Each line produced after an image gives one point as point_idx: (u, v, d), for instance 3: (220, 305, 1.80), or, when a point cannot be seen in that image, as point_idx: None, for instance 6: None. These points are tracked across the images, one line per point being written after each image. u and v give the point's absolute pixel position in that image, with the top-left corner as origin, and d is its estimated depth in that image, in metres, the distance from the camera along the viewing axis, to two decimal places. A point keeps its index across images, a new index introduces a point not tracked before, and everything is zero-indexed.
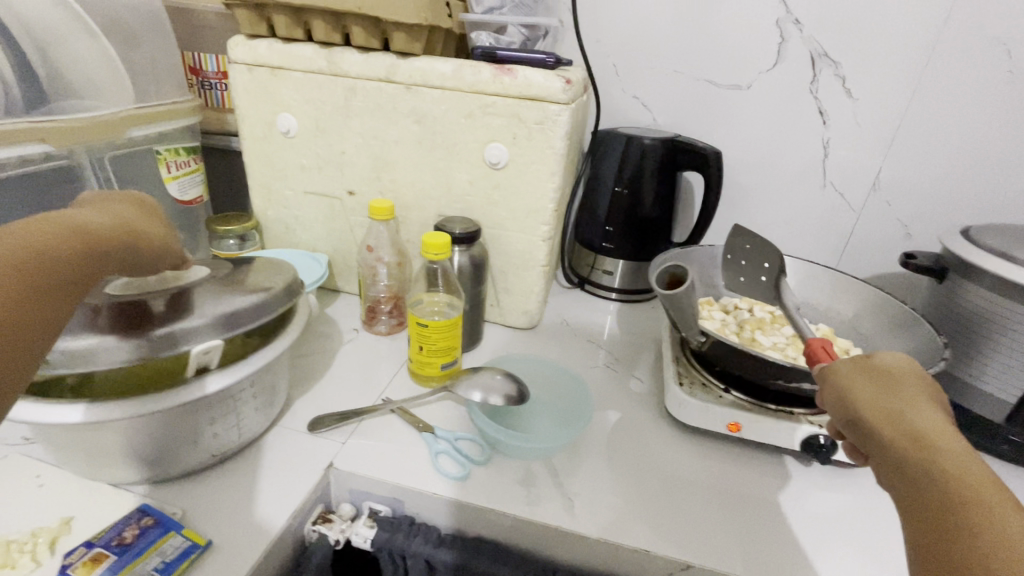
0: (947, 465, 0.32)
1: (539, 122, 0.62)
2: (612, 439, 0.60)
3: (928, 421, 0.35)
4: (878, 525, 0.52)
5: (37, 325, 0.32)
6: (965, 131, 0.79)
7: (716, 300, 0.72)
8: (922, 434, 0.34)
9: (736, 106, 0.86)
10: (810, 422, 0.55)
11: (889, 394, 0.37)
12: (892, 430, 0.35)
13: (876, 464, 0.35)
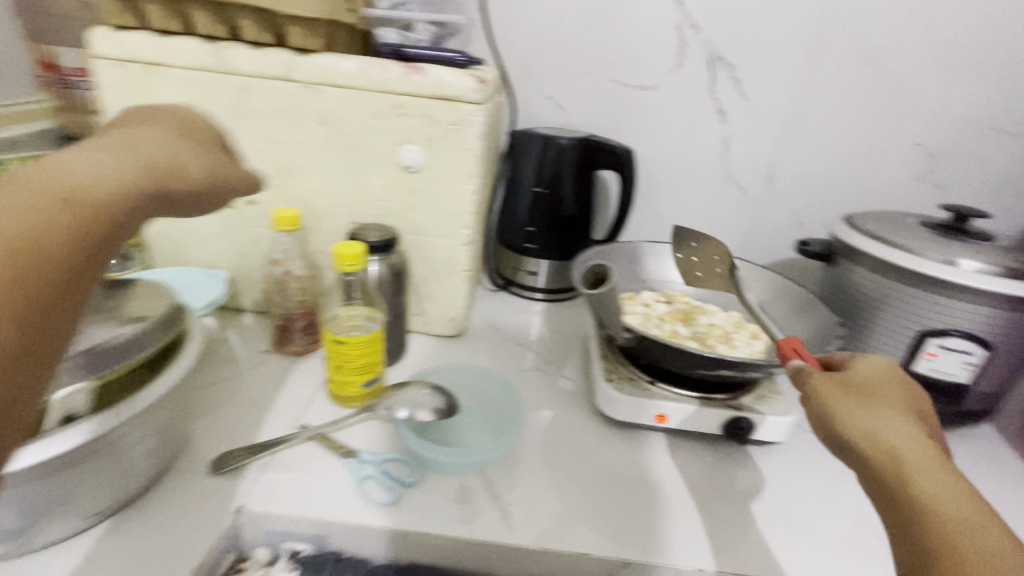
0: (912, 469, 0.36)
1: (454, 122, 0.60)
2: (547, 441, 0.59)
3: (890, 427, 0.39)
4: (795, 498, 0.56)
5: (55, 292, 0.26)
6: (841, 129, 0.87)
7: (638, 295, 0.74)
8: (887, 440, 0.38)
9: (644, 106, 0.89)
10: (730, 407, 0.58)
11: (867, 412, 0.40)
12: (858, 437, 0.39)
13: (862, 476, 0.39)
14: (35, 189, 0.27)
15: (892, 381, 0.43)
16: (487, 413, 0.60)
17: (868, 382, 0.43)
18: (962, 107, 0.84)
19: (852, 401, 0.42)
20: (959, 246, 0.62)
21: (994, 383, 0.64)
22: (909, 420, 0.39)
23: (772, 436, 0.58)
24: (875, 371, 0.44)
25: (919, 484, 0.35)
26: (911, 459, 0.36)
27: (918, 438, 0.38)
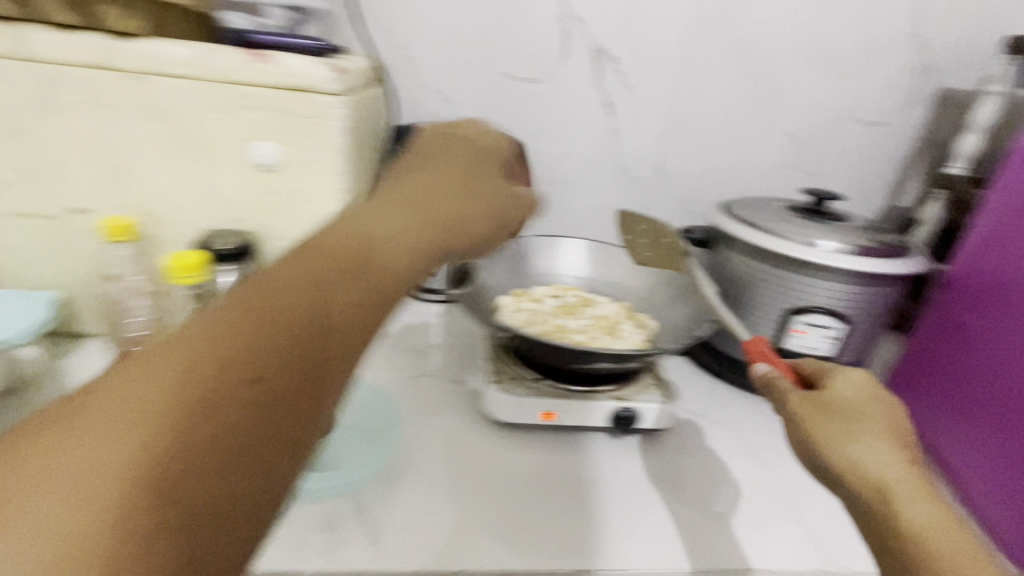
0: (894, 498, 0.40)
1: (310, 115, 0.55)
2: (433, 448, 0.57)
3: (869, 455, 0.43)
4: (678, 483, 0.57)
5: (283, 376, 0.29)
6: (719, 119, 0.91)
7: (530, 290, 0.73)
8: (870, 471, 0.42)
9: (533, 99, 0.88)
10: (615, 399, 0.58)
11: (846, 435, 0.44)
12: (842, 465, 0.43)
13: (846, 496, 0.44)
14: (315, 254, 0.34)
15: (870, 397, 0.46)
16: (366, 427, 0.57)
17: (848, 404, 0.46)
18: (823, 97, 0.90)
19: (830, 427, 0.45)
20: (818, 228, 0.66)
21: (853, 355, 0.69)
22: (892, 444, 0.43)
23: (656, 424, 0.59)
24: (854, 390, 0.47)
25: (905, 514, 0.40)
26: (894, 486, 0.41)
27: (899, 463, 0.42)
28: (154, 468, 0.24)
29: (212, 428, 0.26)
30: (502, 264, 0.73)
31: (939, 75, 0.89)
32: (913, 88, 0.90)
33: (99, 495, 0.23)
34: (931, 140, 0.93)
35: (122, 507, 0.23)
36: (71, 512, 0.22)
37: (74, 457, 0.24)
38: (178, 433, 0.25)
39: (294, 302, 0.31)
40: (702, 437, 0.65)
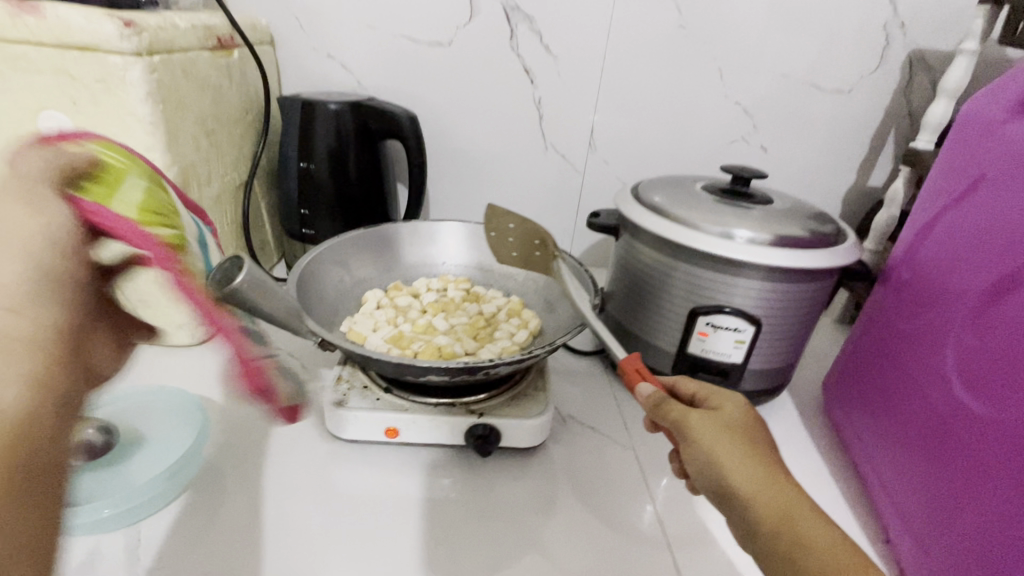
0: (739, 491, 0.34)
1: (97, 79, 0.46)
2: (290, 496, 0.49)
3: (752, 484, 0.34)
4: (592, 544, 0.48)
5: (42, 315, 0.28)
6: (652, 89, 0.82)
7: (410, 284, 0.62)
8: (740, 485, 0.34)
9: (441, 65, 0.79)
10: (469, 412, 0.50)
11: (744, 462, 0.34)
12: (703, 457, 0.35)
13: (739, 520, 0.34)
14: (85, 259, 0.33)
15: (746, 415, 0.38)
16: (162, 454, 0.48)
17: (724, 418, 0.37)
18: (772, 64, 0.81)
19: (692, 440, 0.36)
20: (734, 213, 0.57)
21: (773, 363, 0.60)
22: (765, 441, 0.37)
23: (522, 442, 0.50)
24: (739, 416, 0.37)
25: (747, 510, 0.33)
26: (758, 506, 0.33)
27: (766, 467, 0.35)
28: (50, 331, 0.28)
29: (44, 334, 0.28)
30: (359, 260, 0.60)
31: (910, 34, 0.78)
32: (881, 50, 0.80)
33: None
34: (900, 108, 0.83)
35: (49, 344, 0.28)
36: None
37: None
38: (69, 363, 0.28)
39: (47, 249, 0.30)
40: (596, 465, 0.57)
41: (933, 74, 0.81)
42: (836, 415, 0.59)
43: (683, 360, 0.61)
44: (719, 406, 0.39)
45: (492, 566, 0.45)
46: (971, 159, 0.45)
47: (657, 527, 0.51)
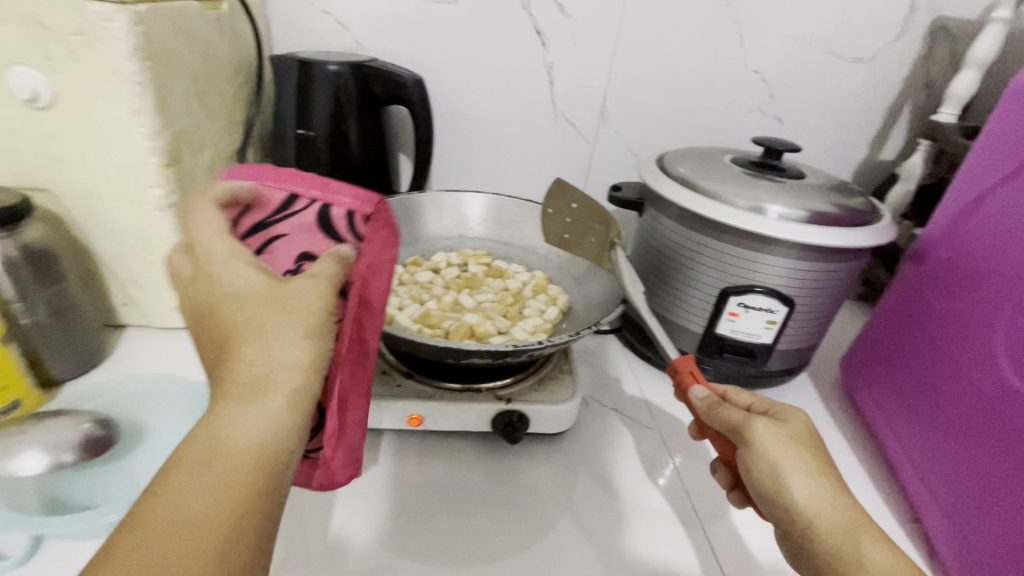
0: (797, 507, 0.33)
1: (76, 31, 0.40)
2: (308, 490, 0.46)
3: (814, 501, 0.33)
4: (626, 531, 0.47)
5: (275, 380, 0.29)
6: (669, 54, 0.78)
7: (427, 260, 0.59)
8: (800, 502, 0.33)
9: (446, 24, 0.73)
10: (497, 398, 0.47)
11: (807, 475, 0.34)
12: (761, 471, 0.34)
13: (789, 532, 0.34)
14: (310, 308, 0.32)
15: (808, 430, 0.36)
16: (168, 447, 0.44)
17: (790, 433, 0.36)
18: (793, 30, 0.77)
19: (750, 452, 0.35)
20: (766, 188, 0.55)
21: (799, 342, 0.59)
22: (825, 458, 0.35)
23: (551, 427, 0.48)
24: (803, 431, 0.36)
25: (810, 526, 0.33)
26: (819, 523, 0.32)
27: (826, 485, 0.34)
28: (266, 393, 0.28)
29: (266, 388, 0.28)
30: None
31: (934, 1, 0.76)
32: (905, 17, 0.77)
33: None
34: (918, 80, 0.81)
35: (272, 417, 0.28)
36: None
37: (153, 496, 0.25)
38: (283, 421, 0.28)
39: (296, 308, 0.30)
40: (622, 448, 0.55)
41: (953, 45, 0.79)
42: (858, 392, 0.60)
43: (710, 341, 0.59)
44: (781, 417, 0.37)
45: (521, 554, 0.44)
46: (1013, 144, 0.44)
47: (689, 512, 0.50)
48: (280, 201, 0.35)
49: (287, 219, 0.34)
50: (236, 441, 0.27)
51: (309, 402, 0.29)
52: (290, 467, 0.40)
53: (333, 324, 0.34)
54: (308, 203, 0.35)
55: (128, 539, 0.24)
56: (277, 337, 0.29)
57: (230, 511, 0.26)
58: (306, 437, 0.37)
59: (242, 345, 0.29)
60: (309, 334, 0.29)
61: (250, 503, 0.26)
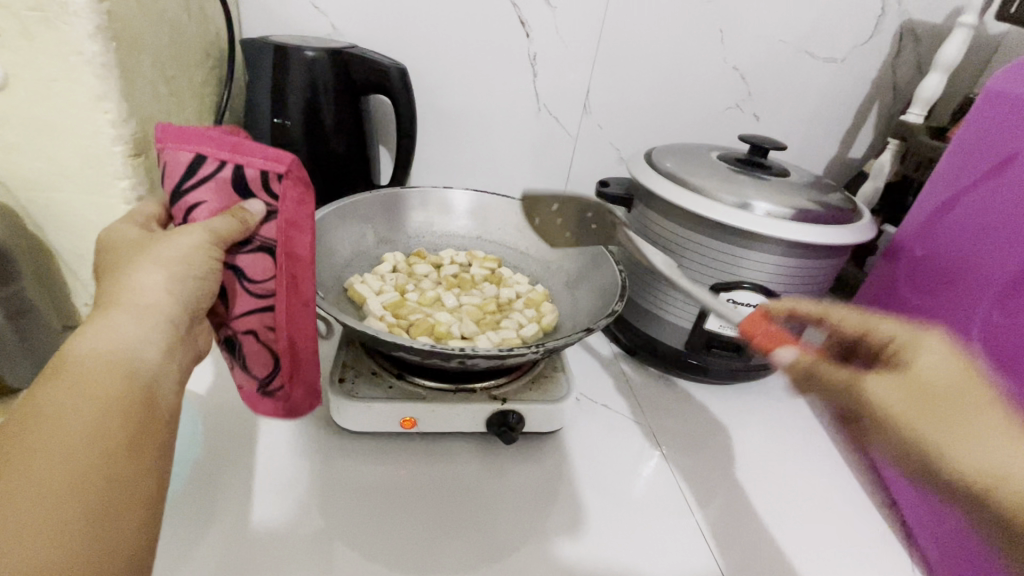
0: (955, 457, 0.32)
1: (30, 7, 0.37)
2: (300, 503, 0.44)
3: (979, 451, 0.31)
4: (626, 528, 0.47)
5: (141, 297, 0.31)
6: (652, 49, 0.78)
7: (433, 254, 0.59)
8: (963, 455, 0.32)
9: (427, 11, 0.71)
10: (492, 398, 0.46)
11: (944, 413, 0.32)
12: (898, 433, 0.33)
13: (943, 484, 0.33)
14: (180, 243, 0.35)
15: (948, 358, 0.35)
16: None
17: (923, 375, 0.34)
18: (772, 29, 0.79)
19: (885, 412, 0.34)
20: (753, 185, 0.56)
21: None
22: (980, 388, 0.33)
23: (545, 426, 0.48)
24: (944, 365, 0.34)
25: (991, 478, 0.31)
26: (963, 465, 0.32)
27: (989, 423, 0.32)
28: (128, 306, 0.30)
29: (124, 307, 0.30)
30: (354, 228, 0.55)
31: (904, 4, 0.78)
32: (876, 19, 0.79)
33: (74, 475, 0.24)
34: (886, 81, 0.84)
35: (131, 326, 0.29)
36: (87, 457, 0.24)
37: (26, 396, 0.25)
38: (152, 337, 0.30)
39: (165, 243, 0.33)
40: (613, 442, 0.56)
41: (919, 47, 0.82)
42: None
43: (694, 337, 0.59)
44: (909, 359, 0.36)
45: (518, 555, 0.43)
46: (984, 144, 0.46)
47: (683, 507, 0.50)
48: (189, 166, 0.34)
49: (201, 183, 0.34)
50: (94, 347, 0.28)
51: (171, 317, 0.31)
52: (250, 403, 0.42)
53: (264, 274, 0.36)
54: (218, 165, 0.34)
55: (7, 435, 0.24)
56: (136, 270, 0.31)
57: (101, 399, 0.26)
58: (261, 373, 0.39)
59: (102, 289, 0.31)
60: (168, 264, 0.32)
61: (121, 394, 0.27)
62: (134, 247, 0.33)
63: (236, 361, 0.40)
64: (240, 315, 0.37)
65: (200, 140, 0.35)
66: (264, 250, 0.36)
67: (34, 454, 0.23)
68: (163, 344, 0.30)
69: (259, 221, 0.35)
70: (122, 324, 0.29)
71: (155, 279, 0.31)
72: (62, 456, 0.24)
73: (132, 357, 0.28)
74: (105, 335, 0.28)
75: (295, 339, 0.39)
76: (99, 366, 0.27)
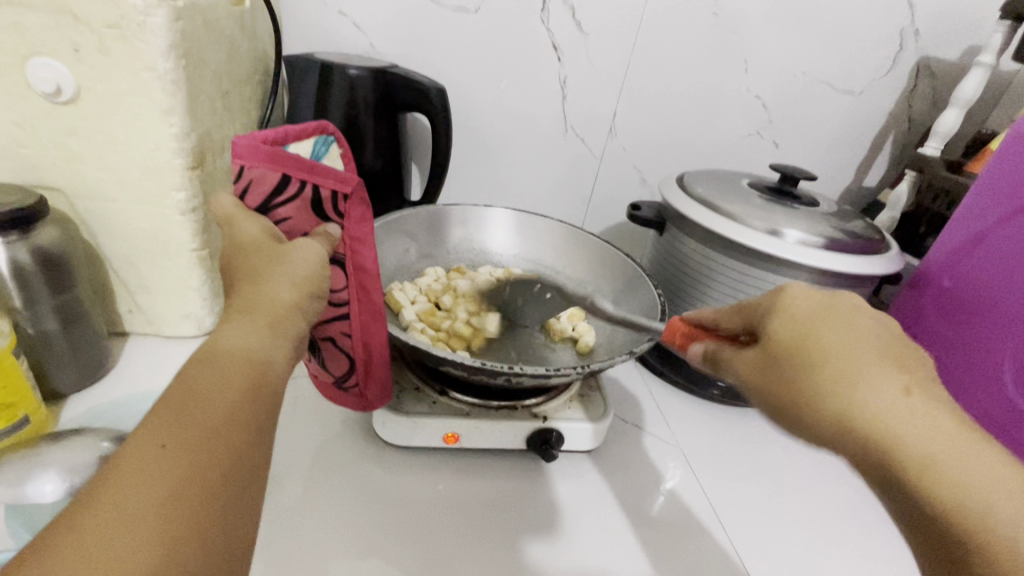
0: (891, 433, 0.26)
1: (110, 25, 0.38)
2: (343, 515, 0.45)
3: (881, 400, 0.27)
4: (662, 549, 0.47)
5: (272, 303, 0.31)
6: (678, 77, 0.80)
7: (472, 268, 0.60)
8: (858, 406, 0.27)
9: (464, 33, 0.73)
10: (534, 416, 0.47)
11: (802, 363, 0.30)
12: (782, 389, 0.30)
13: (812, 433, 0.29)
14: None
15: (829, 318, 0.30)
16: None
17: (793, 336, 0.31)
18: (794, 61, 0.81)
19: (776, 394, 0.31)
20: (784, 214, 0.57)
21: None
22: (845, 348, 0.29)
23: (583, 444, 0.49)
24: (790, 315, 0.31)
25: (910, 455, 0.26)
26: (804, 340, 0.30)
27: (873, 381, 0.28)
28: (257, 308, 0.31)
29: (256, 309, 0.31)
30: (397, 243, 0.57)
31: (921, 41, 0.81)
32: (894, 55, 0.82)
33: (210, 474, 0.24)
34: (902, 114, 0.87)
35: (264, 333, 0.30)
36: (218, 457, 0.25)
37: (173, 391, 0.26)
38: (281, 348, 0.30)
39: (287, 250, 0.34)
40: (644, 460, 0.56)
41: (935, 83, 0.85)
42: None
43: None
44: (765, 318, 0.33)
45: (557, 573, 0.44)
46: (1011, 191, 0.51)
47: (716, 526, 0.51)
48: (276, 185, 0.36)
49: (286, 200, 0.36)
50: (236, 347, 0.29)
51: (295, 330, 0.32)
52: (324, 391, 0.46)
53: (343, 286, 0.39)
54: (301, 185, 0.36)
55: (156, 422, 0.25)
56: (269, 276, 0.32)
57: (239, 397, 0.27)
58: (339, 372, 0.43)
59: (237, 290, 0.32)
60: (298, 278, 0.33)
61: (255, 396, 0.27)
62: (260, 248, 0.33)
63: (316, 358, 0.43)
64: (322, 324, 0.40)
65: (285, 159, 0.36)
66: (338, 264, 0.39)
67: (190, 441, 0.24)
68: (288, 357, 0.31)
69: (337, 241, 0.38)
70: (257, 331, 0.30)
71: (285, 289, 0.32)
72: (194, 457, 0.24)
73: (265, 366, 0.29)
74: (241, 337, 0.29)
75: (370, 344, 0.42)
76: (238, 372, 0.28)
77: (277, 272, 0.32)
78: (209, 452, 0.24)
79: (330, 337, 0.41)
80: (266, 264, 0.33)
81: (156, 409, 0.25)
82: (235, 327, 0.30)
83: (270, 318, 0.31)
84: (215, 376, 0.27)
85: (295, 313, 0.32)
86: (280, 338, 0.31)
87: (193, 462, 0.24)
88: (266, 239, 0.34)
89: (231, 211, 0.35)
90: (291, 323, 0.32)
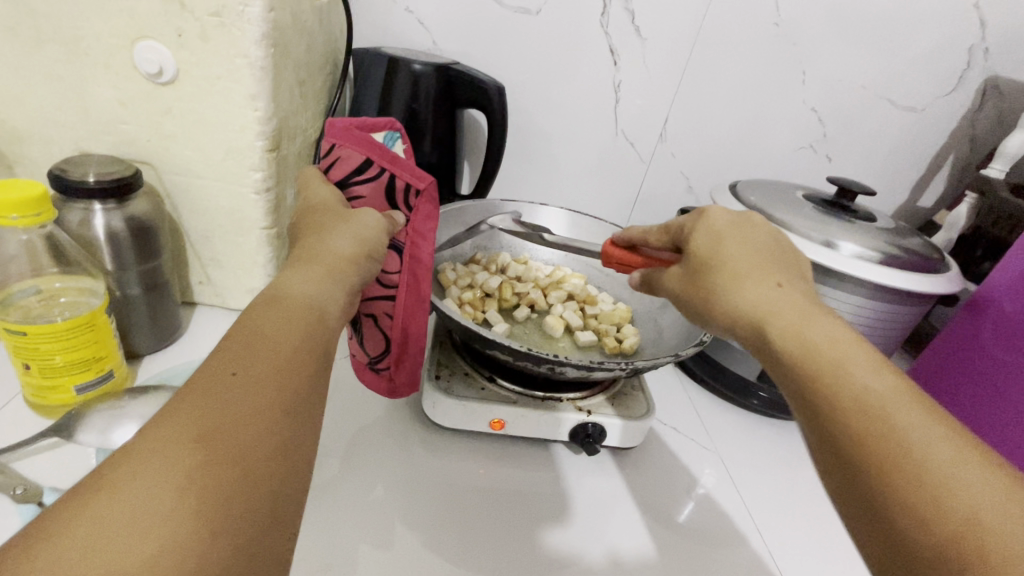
0: (825, 364, 0.28)
1: (211, 13, 0.41)
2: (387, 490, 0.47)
3: (873, 377, 0.27)
4: (696, 550, 0.47)
5: (331, 254, 0.34)
6: (733, 85, 0.80)
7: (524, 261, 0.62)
8: (816, 349, 0.28)
9: (524, 33, 0.74)
10: (577, 409, 0.48)
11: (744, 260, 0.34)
12: (724, 314, 0.34)
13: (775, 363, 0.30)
14: None
15: (764, 245, 0.36)
16: None
17: (727, 259, 0.35)
18: (854, 74, 0.80)
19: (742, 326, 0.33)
20: (839, 226, 0.57)
21: None
22: (786, 298, 0.32)
23: (625, 441, 0.49)
24: (737, 247, 0.35)
25: (893, 433, 0.24)
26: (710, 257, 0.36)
27: (863, 359, 0.28)
28: (318, 256, 0.33)
29: (318, 258, 0.33)
30: (452, 232, 0.59)
31: (991, 59, 0.79)
32: (960, 73, 0.80)
33: (275, 401, 0.26)
34: (964, 132, 0.84)
35: (324, 280, 0.32)
36: (282, 389, 0.26)
37: (244, 322, 0.29)
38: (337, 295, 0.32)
39: (350, 215, 0.37)
40: (680, 463, 0.56)
41: (1002, 103, 0.82)
42: None
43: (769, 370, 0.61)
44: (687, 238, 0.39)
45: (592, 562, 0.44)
46: None
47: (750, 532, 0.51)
48: (357, 165, 0.39)
49: (363, 181, 0.39)
50: (298, 288, 0.31)
51: (349, 282, 0.34)
52: (358, 371, 0.47)
53: (395, 269, 0.41)
54: (380, 170, 0.39)
55: (232, 350, 0.27)
56: (331, 233, 0.35)
57: (300, 337, 0.29)
58: (374, 352, 0.45)
59: (302, 243, 0.35)
60: (358, 236, 0.35)
61: (312, 339, 0.29)
62: (328, 214, 0.36)
63: (357, 336, 0.45)
64: (367, 302, 0.42)
65: (370, 145, 0.39)
66: (397, 249, 0.41)
67: (256, 372, 0.26)
68: (342, 305, 0.33)
69: (400, 228, 0.40)
70: (318, 279, 0.32)
71: (343, 244, 0.34)
72: (261, 382, 0.26)
73: (321, 307, 0.31)
74: (302, 279, 0.32)
75: (408, 330, 0.43)
76: (300, 313, 0.30)
77: (338, 231, 0.35)
78: (272, 383, 0.26)
79: (372, 315, 0.43)
80: (330, 224, 0.36)
81: (231, 338, 0.28)
82: (297, 272, 0.32)
83: (329, 267, 0.33)
84: (280, 311, 0.29)
85: (350, 265, 0.34)
86: (337, 286, 0.33)
87: (254, 392, 0.25)
88: (331, 206, 0.37)
89: (313, 180, 0.39)
90: (347, 275, 0.34)
